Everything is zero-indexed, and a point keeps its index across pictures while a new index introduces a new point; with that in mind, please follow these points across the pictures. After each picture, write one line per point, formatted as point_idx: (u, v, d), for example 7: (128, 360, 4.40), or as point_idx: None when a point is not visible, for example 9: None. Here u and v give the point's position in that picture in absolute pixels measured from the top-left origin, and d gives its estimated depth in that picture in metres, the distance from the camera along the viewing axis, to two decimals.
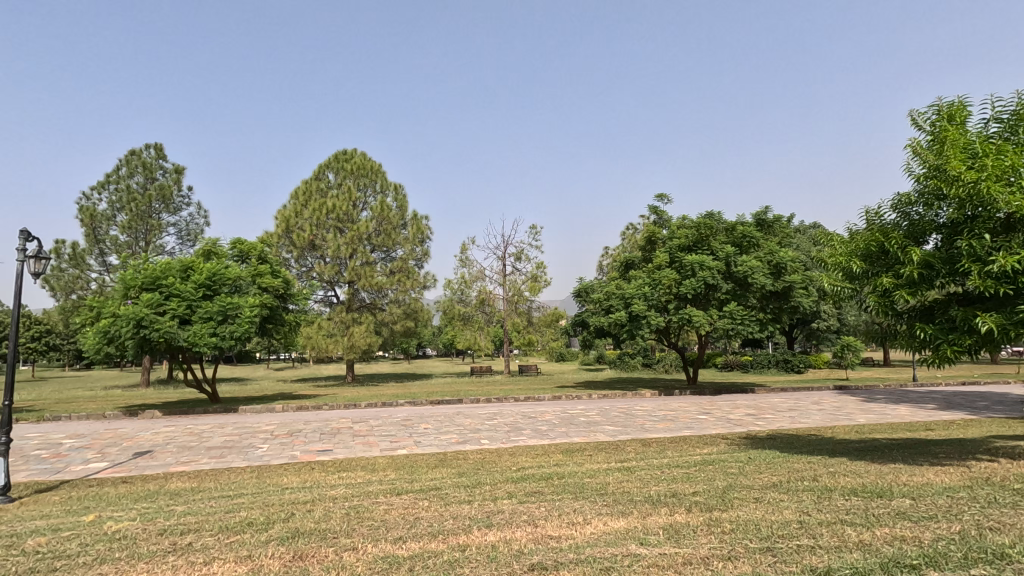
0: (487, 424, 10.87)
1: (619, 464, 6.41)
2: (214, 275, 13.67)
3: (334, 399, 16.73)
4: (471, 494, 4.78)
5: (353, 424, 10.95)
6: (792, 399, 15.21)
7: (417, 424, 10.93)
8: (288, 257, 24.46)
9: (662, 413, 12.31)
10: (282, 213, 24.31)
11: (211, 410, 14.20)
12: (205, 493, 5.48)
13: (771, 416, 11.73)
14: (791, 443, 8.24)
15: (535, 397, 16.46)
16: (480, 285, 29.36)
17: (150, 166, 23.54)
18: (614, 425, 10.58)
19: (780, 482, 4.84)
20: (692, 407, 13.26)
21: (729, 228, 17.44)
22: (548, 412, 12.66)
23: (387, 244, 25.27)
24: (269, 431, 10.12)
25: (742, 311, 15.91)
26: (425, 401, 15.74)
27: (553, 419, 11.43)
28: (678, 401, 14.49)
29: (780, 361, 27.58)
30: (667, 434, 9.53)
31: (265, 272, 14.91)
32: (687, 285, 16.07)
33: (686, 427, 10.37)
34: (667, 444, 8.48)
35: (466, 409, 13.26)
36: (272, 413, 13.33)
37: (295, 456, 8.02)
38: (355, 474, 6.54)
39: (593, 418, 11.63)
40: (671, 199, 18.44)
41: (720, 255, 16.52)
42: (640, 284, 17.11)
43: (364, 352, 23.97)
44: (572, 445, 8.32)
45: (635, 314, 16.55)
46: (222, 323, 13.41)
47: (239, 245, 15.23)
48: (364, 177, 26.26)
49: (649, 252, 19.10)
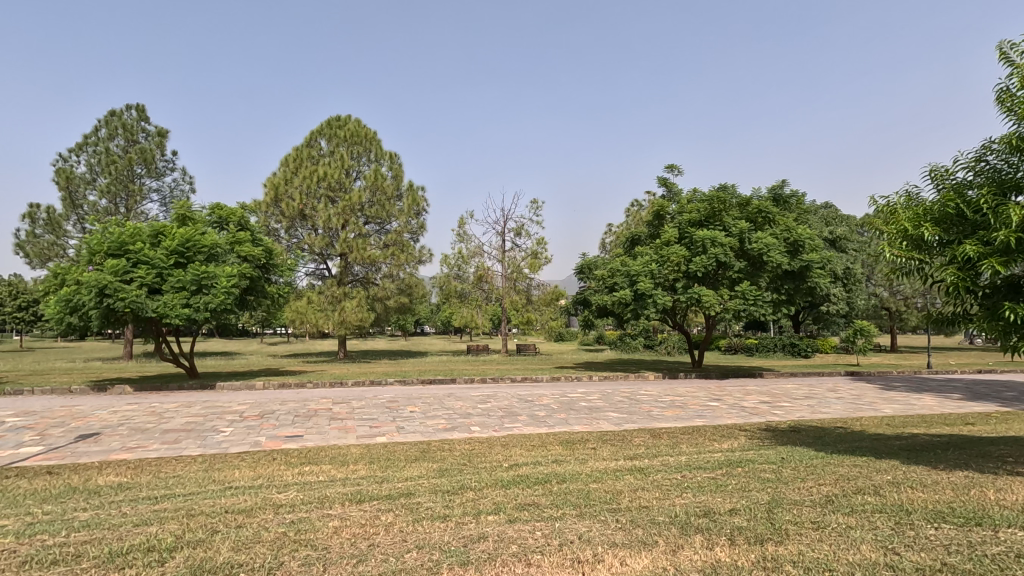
0: (479, 408, 9.91)
1: (631, 463, 5.46)
2: (188, 241, 12.60)
3: (320, 377, 15.85)
4: (449, 505, 3.83)
5: (333, 405, 10.00)
6: (806, 385, 14.28)
7: (403, 406, 9.98)
8: (277, 228, 23.38)
9: (669, 398, 11.38)
10: (271, 180, 23.14)
11: (186, 387, 13.29)
12: (130, 494, 4.53)
13: (788, 405, 10.77)
14: (821, 438, 7.29)
15: (533, 379, 15.55)
16: (478, 261, 28.30)
17: (131, 128, 22.37)
18: (618, 411, 9.64)
19: (837, 497, 3.88)
20: (701, 393, 12.32)
21: (744, 202, 16.32)
22: (546, 395, 11.74)
23: (381, 216, 24.15)
24: (239, 413, 9.17)
25: (755, 291, 14.88)
26: (415, 380, 14.82)
27: (552, 404, 10.49)
28: (685, 385, 13.59)
29: (787, 345, 26.68)
30: (678, 423, 8.60)
31: (245, 240, 13.81)
32: (698, 263, 15.07)
33: (697, 416, 9.44)
34: (679, 436, 7.52)
35: (458, 391, 12.33)
36: (250, 391, 12.39)
37: (259, 442, 7.08)
38: (320, 468, 5.58)
39: (594, 403, 10.68)
40: (682, 171, 17.29)
41: (733, 231, 15.45)
42: (647, 261, 16.10)
43: (356, 328, 23.04)
44: (572, 436, 7.38)
45: (641, 292, 15.57)
46: (196, 293, 12.42)
47: (217, 210, 14.08)
48: (358, 145, 25.00)
49: (657, 227, 18.03)
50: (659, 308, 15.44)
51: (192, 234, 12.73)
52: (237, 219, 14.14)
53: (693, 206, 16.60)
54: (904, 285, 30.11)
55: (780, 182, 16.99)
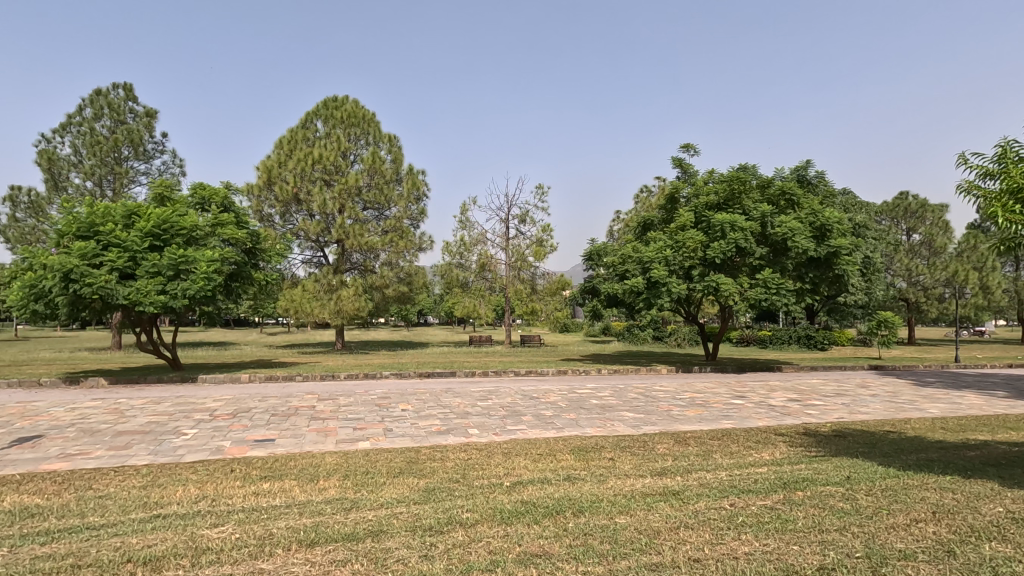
0: (479, 406, 8.93)
1: (662, 481, 4.45)
2: (165, 223, 11.62)
3: (311, 368, 14.92)
4: (429, 556, 2.82)
5: (317, 403, 9.04)
6: (834, 381, 13.23)
7: (394, 404, 8.99)
8: (272, 213, 22.45)
9: (688, 396, 10.37)
10: (264, 163, 22.17)
11: (165, 380, 12.36)
12: (27, 527, 3.55)
13: (821, 403, 9.73)
14: (875, 445, 6.26)
15: (538, 372, 14.57)
16: (481, 249, 27.26)
17: (118, 108, 21.41)
18: (635, 411, 8.64)
19: (958, 547, 2.87)
20: (721, 389, 11.32)
21: (765, 184, 15.17)
22: (552, 390, 10.77)
23: (379, 201, 23.12)
24: (210, 411, 8.22)
25: (777, 280, 13.79)
26: (413, 374, 13.86)
27: (560, 401, 9.50)
28: (702, 381, 12.59)
29: (802, 338, 25.63)
30: (703, 426, 7.60)
31: (228, 222, 12.76)
32: (716, 249, 14.00)
33: (723, 416, 8.42)
34: (708, 442, 6.51)
35: (457, 385, 11.38)
36: (232, 385, 11.46)
37: (221, 448, 6.10)
38: (282, 486, 4.59)
39: (606, 401, 9.67)
40: (699, 151, 16.15)
41: (754, 214, 14.34)
42: (660, 246, 15.06)
43: (352, 317, 22.06)
44: (585, 442, 6.39)
45: (654, 280, 14.56)
46: (174, 279, 11.48)
47: (198, 190, 13.02)
48: (356, 127, 23.93)
49: (671, 211, 16.96)
50: (673, 297, 14.44)
51: (169, 215, 11.75)
52: (221, 200, 13.08)
53: (711, 188, 15.49)
54: (924, 275, 28.89)
55: (805, 162, 15.77)
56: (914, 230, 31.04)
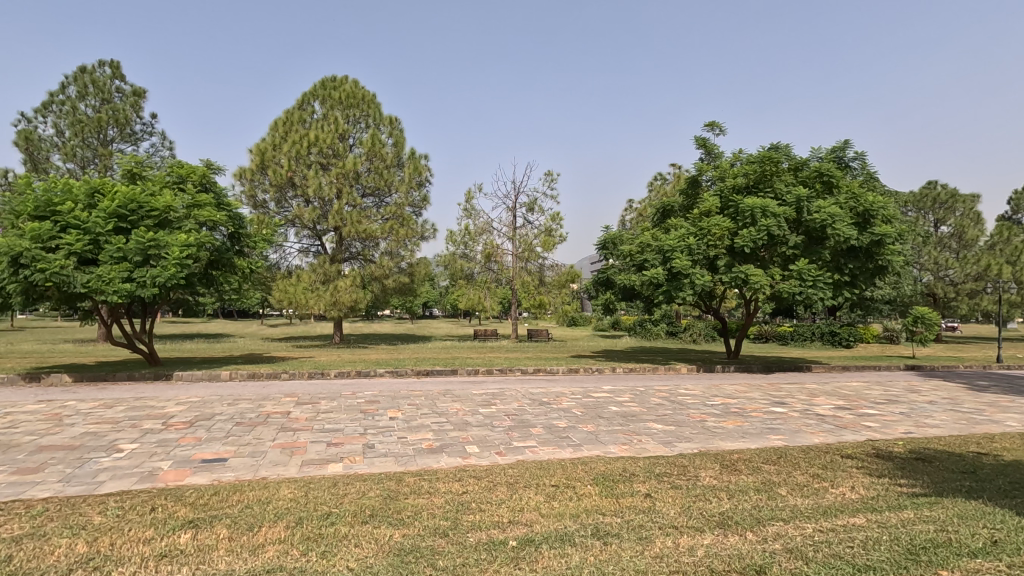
0: (481, 413, 7.66)
1: (732, 546, 3.18)
2: (133, 203, 10.42)
3: (300, 365, 13.74)
4: None
5: (295, 408, 7.82)
6: (876, 384, 11.87)
7: (382, 410, 7.73)
8: (266, 199, 21.34)
9: (720, 402, 9.07)
10: (257, 146, 21.00)
11: (136, 377, 11.19)
12: None
13: (877, 413, 8.39)
14: (979, 476, 4.96)
15: (547, 370, 13.30)
16: (486, 238, 25.97)
17: (102, 86, 20.22)
18: (663, 423, 7.34)
19: None
20: (755, 395, 10.01)
21: (799, 165, 13.72)
22: (565, 394, 9.50)
23: (378, 185, 21.87)
24: (166, 418, 7.02)
25: (813, 271, 12.45)
26: (409, 372, 12.62)
27: (574, 408, 8.23)
28: (731, 384, 11.27)
29: (826, 334, 24.27)
30: (749, 444, 6.32)
31: (205, 203, 11.45)
32: (745, 237, 12.69)
33: (770, 430, 7.11)
34: (766, 470, 5.22)
35: (458, 387, 10.16)
36: (206, 385, 10.27)
37: (157, 472, 4.87)
38: (202, 542, 3.35)
39: (628, 408, 8.39)
40: (725, 130, 14.72)
41: (788, 198, 12.93)
42: (682, 233, 13.77)
43: (349, 310, 20.84)
44: (612, 469, 5.11)
45: (676, 271, 13.31)
46: (143, 266, 10.33)
47: (175, 167, 11.69)
48: (354, 108, 22.64)
49: (693, 197, 15.62)
50: (697, 289, 13.19)
51: (138, 194, 10.55)
52: (200, 178, 11.76)
53: (738, 170, 14.07)
54: (954, 269, 27.31)
55: (844, 142, 14.21)
56: (943, 222, 29.45)
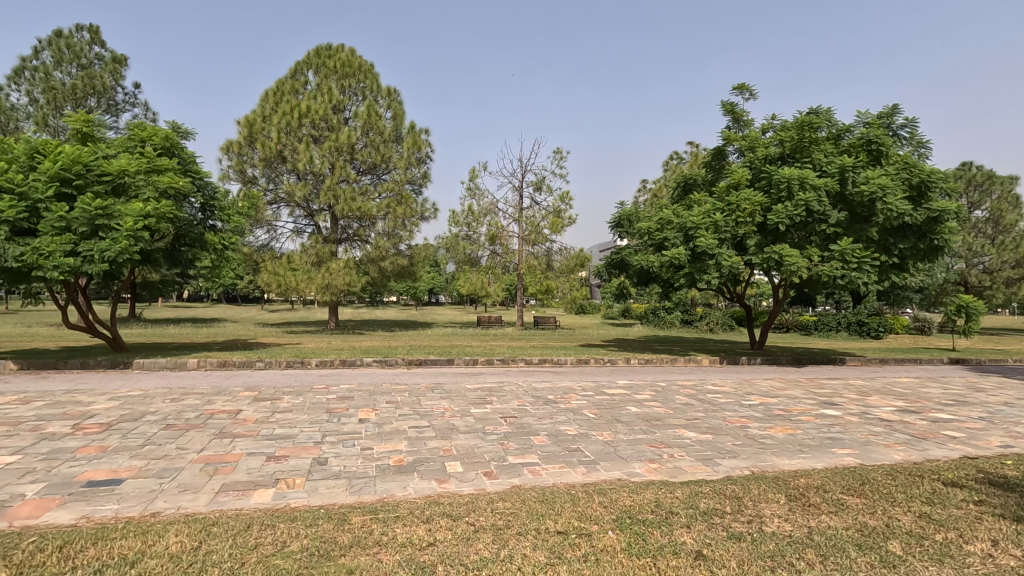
0: (472, 416, 6.27)
1: None
2: (79, 165, 9.13)
3: (281, 352, 12.42)
4: None
5: (250, 407, 6.47)
6: (930, 381, 10.36)
7: (351, 411, 6.36)
8: (255, 174, 19.99)
9: (759, 403, 7.60)
10: (245, 117, 19.62)
11: (90, 366, 9.91)
12: None
13: (953, 419, 6.91)
14: None
15: (554, 361, 11.89)
16: (490, 220, 24.48)
17: (78, 51, 18.86)
18: (697, 432, 5.90)
19: None
20: (796, 393, 8.56)
21: (843, 132, 12.09)
22: (574, 391, 8.08)
23: (375, 160, 20.41)
24: (83, 419, 5.68)
25: (857, 251, 10.91)
26: (399, 362, 11.27)
27: (585, 409, 6.81)
28: (766, 380, 9.79)
29: (853, 324, 22.68)
30: (814, 462, 4.91)
31: (166, 168, 10.03)
32: (780, 212, 11.17)
33: (831, 442, 5.66)
34: (852, 507, 3.79)
35: (450, 381, 8.78)
36: (162, 375, 8.96)
37: (14, 503, 3.51)
38: None
39: (650, 409, 6.97)
40: (755, 94, 13.11)
41: (830, 168, 11.36)
42: (707, 209, 12.30)
43: (343, 293, 19.51)
44: (641, 506, 3.70)
45: (699, 251, 11.89)
46: (91, 238, 9.13)
47: (135, 128, 10.26)
48: (351, 77, 21.13)
49: (718, 170, 14.10)
50: (724, 272, 11.76)
51: (85, 155, 9.26)
52: (162, 140, 10.30)
53: (771, 139, 12.51)
54: (990, 256, 25.40)
55: (895, 105, 12.47)
56: (977, 206, 27.53)
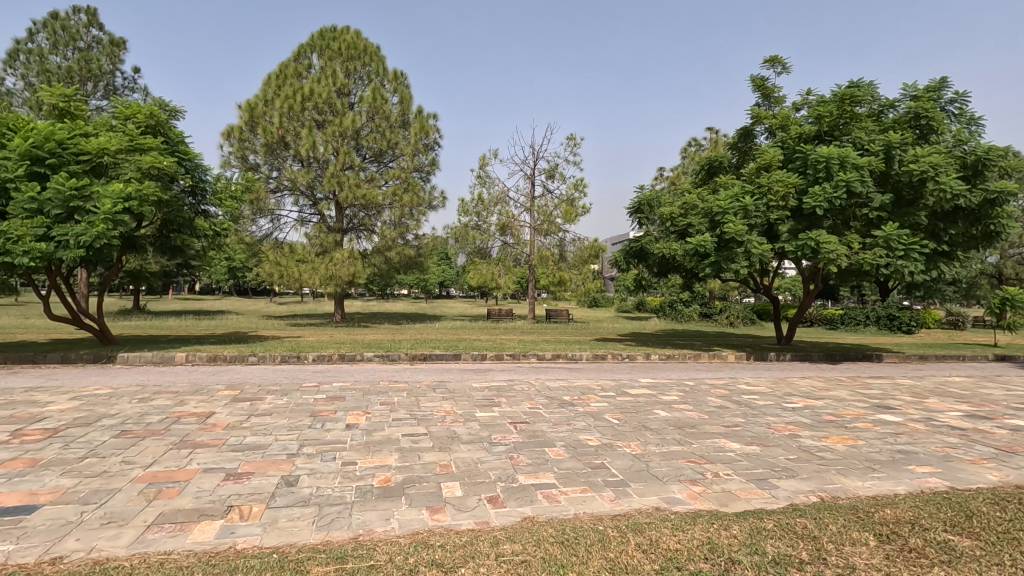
0: (476, 421, 5.43)
1: None
2: (52, 143, 8.42)
3: (277, 346, 11.69)
4: None
5: (225, 409, 5.68)
6: (987, 380, 9.34)
7: (339, 415, 5.55)
8: (257, 161, 19.29)
9: (804, 407, 6.68)
10: (247, 101, 18.90)
11: (69, 360, 9.21)
12: None
13: None
14: None
15: (568, 357, 11.03)
16: (501, 209, 23.60)
17: (72, 33, 18.19)
18: (741, 443, 5.00)
19: None
20: (843, 394, 7.60)
21: (887, 107, 11.05)
22: (593, 390, 7.22)
23: (380, 146, 19.59)
24: (28, 423, 4.92)
25: (904, 237, 9.90)
26: (402, 357, 10.48)
27: (607, 413, 5.95)
28: (804, 379, 8.85)
29: (882, 318, 21.52)
30: (894, 485, 4.00)
31: (150, 147, 9.29)
32: (818, 195, 10.17)
33: (904, 457, 4.73)
34: (969, 554, 2.89)
35: (455, 379, 7.94)
36: (142, 372, 8.23)
37: None
38: None
39: (681, 414, 6.09)
40: (788, 68, 12.05)
41: (873, 146, 10.33)
42: (735, 192, 11.34)
43: (348, 284, 18.77)
44: (689, 552, 2.83)
45: (727, 238, 10.95)
46: (66, 222, 8.47)
47: (119, 106, 9.55)
48: (356, 60, 20.28)
49: (746, 152, 13.11)
50: (754, 261, 10.81)
51: (59, 132, 8.56)
52: (146, 117, 9.55)
53: (805, 116, 11.48)
54: None
55: (944, 78, 11.34)
56: None
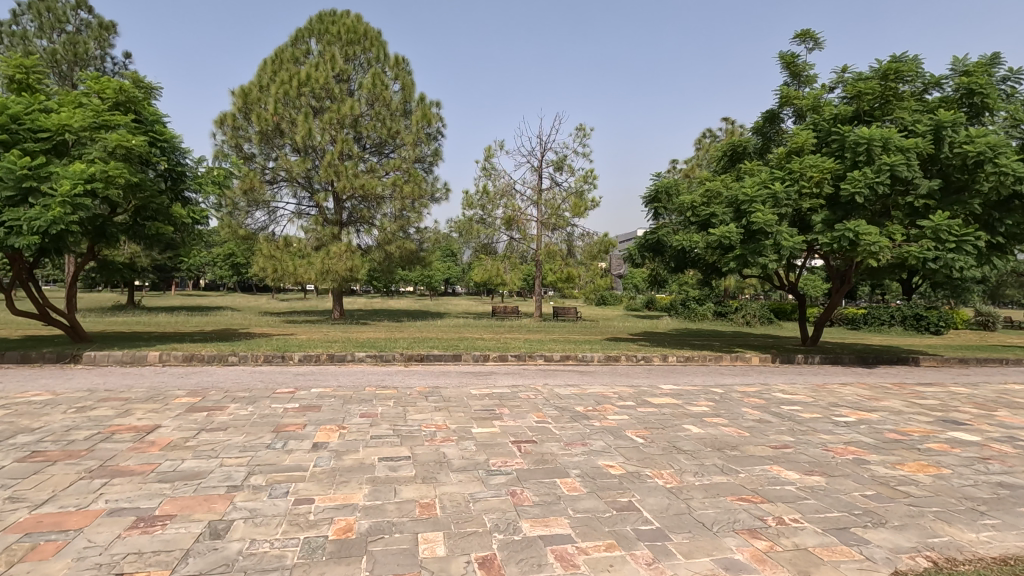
0: (472, 440, 4.48)
1: None
2: (4, 117, 7.64)
3: (263, 344, 10.81)
4: None
5: (173, 423, 4.77)
6: None
7: (306, 430, 4.62)
8: (252, 149, 18.43)
9: (859, 422, 5.68)
10: (241, 87, 18.06)
11: (28, 359, 8.36)
12: None
13: None
14: None
15: (578, 359, 10.08)
16: (506, 202, 22.64)
17: (58, 15, 17.39)
18: (800, 471, 4.01)
19: None
20: (897, 405, 6.59)
21: (933, 85, 10.03)
22: (609, 400, 6.27)
23: (380, 134, 18.70)
24: None
25: (956, 227, 8.87)
26: (397, 358, 9.55)
27: (629, 430, 4.98)
28: (847, 387, 7.83)
29: (908, 318, 20.39)
30: (1020, 538, 3.00)
31: (118, 124, 8.45)
32: (858, 179, 9.15)
33: (1010, 493, 3.73)
34: None
35: (451, 385, 6.98)
36: (102, 374, 7.34)
37: None
38: None
39: (716, 430, 5.12)
40: (821, 43, 11.01)
41: (919, 126, 9.32)
42: (763, 179, 10.33)
43: (346, 279, 17.91)
44: None
45: (754, 228, 9.95)
46: (20, 205, 7.70)
47: (87, 81, 8.74)
48: (355, 45, 19.37)
49: (772, 137, 12.09)
50: (784, 254, 9.81)
51: (14, 106, 7.78)
52: (115, 93, 8.71)
53: (841, 95, 10.44)
54: None
55: (997, 52, 10.26)
56: None
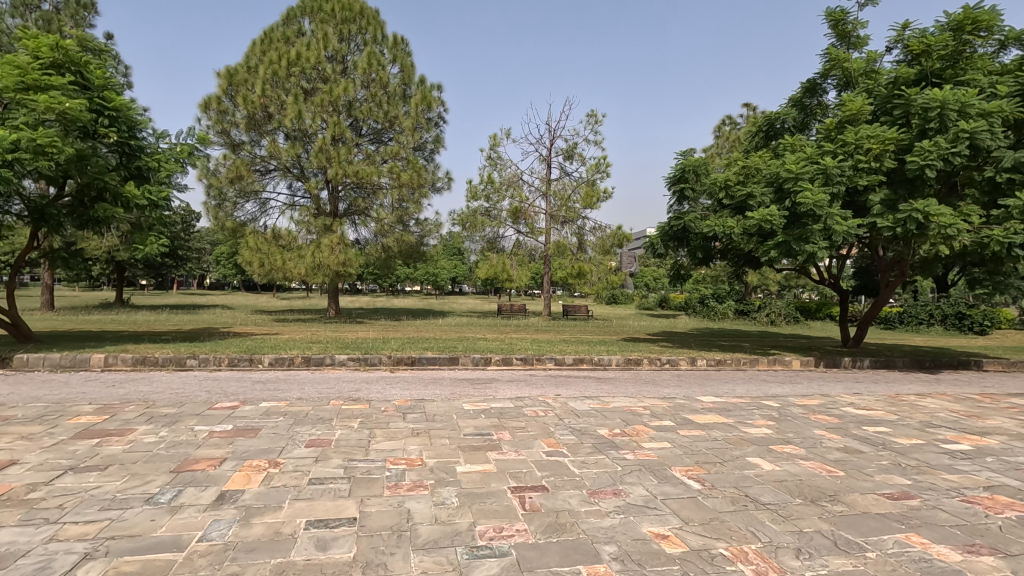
0: (452, 488, 3.07)
1: None
2: None
3: (233, 345, 9.48)
4: None
5: (38, 456, 3.41)
6: None
7: (219, 471, 3.24)
8: (238, 135, 17.16)
9: (980, 452, 4.22)
10: (227, 68, 16.80)
11: None
12: None
13: None
14: None
15: (595, 362, 8.66)
16: (513, 193, 21.25)
17: None
18: (956, 546, 2.58)
19: None
20: (1010, 426, 5.11)
21: (1012, 42, 8.54)
22: (640, 419, 4.83)
23: (377, 118, 17.39)
24: None
25: None
26: (382, 362, 8.18)
27: (676, 468, 3.55)
28: (929, 399, 6.34)
29: (949, 317, 18.73)
30: None
31: (52, 86, 7.19)
32: (931, 149, 7.64)
33: None
34: None
35: (438, 398, 5.56)
36: (16, 382, 6.02)
37: None
38: None
39: (797, 468, 3.68)
40: None
41: (1003, 87, 7.82)
42: (809, 153, 8.84)
43: (338, 274, 16.57)
44: None
45: (800, 210, 8.48)
46: None
47: (24, 36, 7.53)
48: (351, 23, 18.08)
49: (812, 110, 10.56)
50: (836, 240, 8.34)
51: None
52: (51, 51, 7.39)
53: (903, 55, 8.92)
54: None
55: None
56: None
